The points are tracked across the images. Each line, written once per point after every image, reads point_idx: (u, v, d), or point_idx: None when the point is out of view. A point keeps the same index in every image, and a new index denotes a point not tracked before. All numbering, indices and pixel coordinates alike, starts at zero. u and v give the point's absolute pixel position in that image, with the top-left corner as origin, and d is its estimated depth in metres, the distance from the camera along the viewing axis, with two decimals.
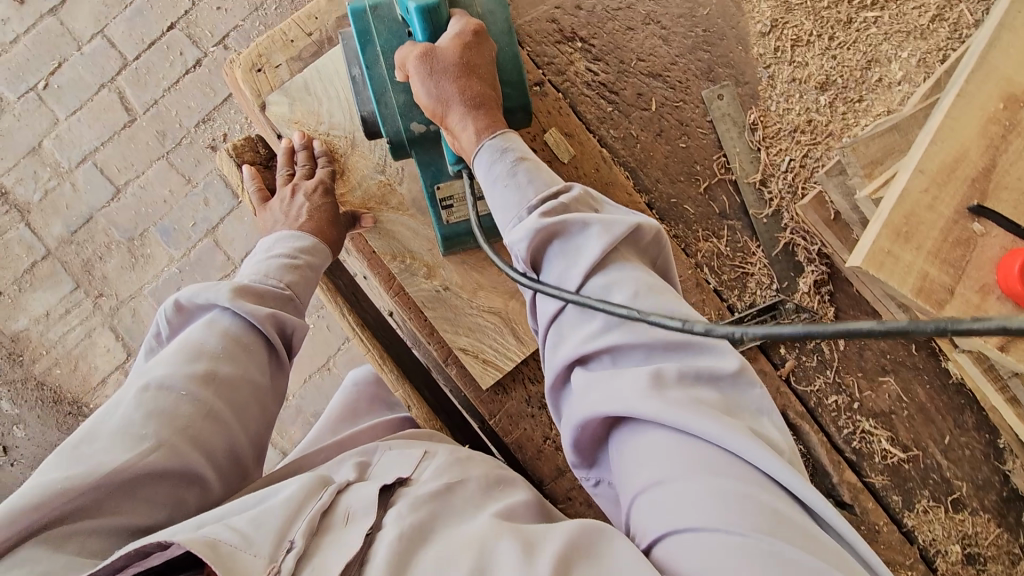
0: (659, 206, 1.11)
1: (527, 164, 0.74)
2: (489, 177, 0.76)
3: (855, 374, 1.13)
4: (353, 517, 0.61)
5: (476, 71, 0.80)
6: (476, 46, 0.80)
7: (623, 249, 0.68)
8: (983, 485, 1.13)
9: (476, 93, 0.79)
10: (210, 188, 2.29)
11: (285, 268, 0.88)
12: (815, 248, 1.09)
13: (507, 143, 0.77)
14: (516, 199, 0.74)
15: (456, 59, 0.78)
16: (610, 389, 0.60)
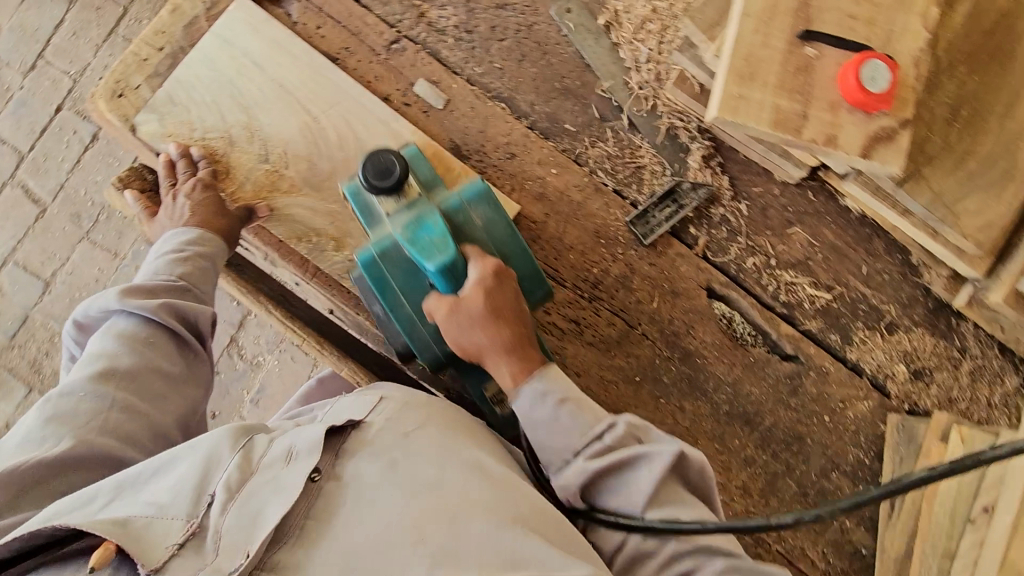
0: (541, 125, 1.16)
1: (571, 410, 0.89)
2: (535, 413, 0.90)
3: (765, 233, 1.18)
4: (294, 457, 0.80)
5: (502, 313, 0.94)
6: (497, 287, 0.94)
7: (668, 481, 0.86)
8: (908, 302, 1.20)
9: (509, 339, 0.94)
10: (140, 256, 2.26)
11: (175, 262, 0.97)
12: (694, 124, 1.15)
13: (551, 387, 0.91)
14: (567, 437, 0.89)
15: (484, 310, 0.92)
16: (627, 497, 0.86)
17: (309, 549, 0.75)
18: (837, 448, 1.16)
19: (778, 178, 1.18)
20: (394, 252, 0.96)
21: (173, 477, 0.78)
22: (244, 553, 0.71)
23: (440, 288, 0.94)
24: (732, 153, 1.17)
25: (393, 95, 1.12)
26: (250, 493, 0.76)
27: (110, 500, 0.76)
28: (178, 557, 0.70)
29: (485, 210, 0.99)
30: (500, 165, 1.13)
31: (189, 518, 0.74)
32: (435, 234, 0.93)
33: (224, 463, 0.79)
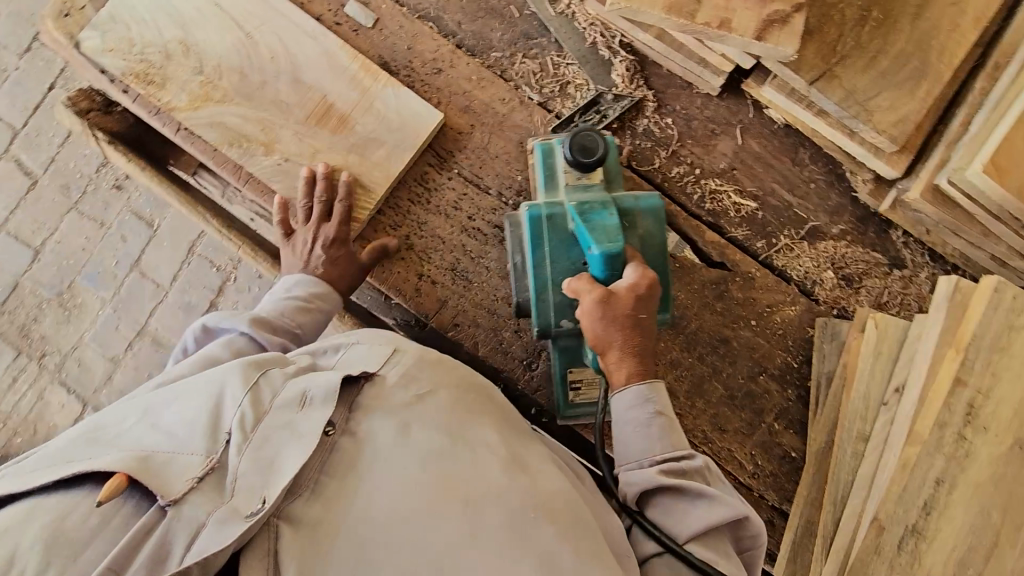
0: (468, 43, 1.21)
1: (665, 425, 0.86)
2: (627, 417, 0.88)
3: (689, 143, 1.20)
4: (309, 403, 0.75)
5: (641, 323, 0.90)
6: (648, 296, 0.90)
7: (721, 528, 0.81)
8: (836, 210, 1.21)
9: (633, 349, 0.90)
10: (125, 225, 2.34)
11: (298, 310, 1.01)
12: (615, 39, 1.19)
13: (654, 400, 0.88)
14: (642, 430, 0.87)
15: (628, 313, 0.89)
16: (679, 514, 0.81)
17: (328, 507, 0.70)
18: (766, 353, 1.16)
19: (702, 91, 1.20)
20: (560, 221, 0.98)
21: (182, 411, 0.73)
22: (261, 497, 0.66)
23: (596, 273, 0.93)
24: (655, 67, 1.21)
25: (325, 15, 1.18)
26: (264, 438, 0.71)
27: (116, 429, 0.71)
28: (195, 492, 0.66)
29: (653, 229, 0.99)
30: (427, 80, 1.18)
31: (208, 453, 0.69)
32: (607, 223, 0.93)
33: (237, 397, 0.74)
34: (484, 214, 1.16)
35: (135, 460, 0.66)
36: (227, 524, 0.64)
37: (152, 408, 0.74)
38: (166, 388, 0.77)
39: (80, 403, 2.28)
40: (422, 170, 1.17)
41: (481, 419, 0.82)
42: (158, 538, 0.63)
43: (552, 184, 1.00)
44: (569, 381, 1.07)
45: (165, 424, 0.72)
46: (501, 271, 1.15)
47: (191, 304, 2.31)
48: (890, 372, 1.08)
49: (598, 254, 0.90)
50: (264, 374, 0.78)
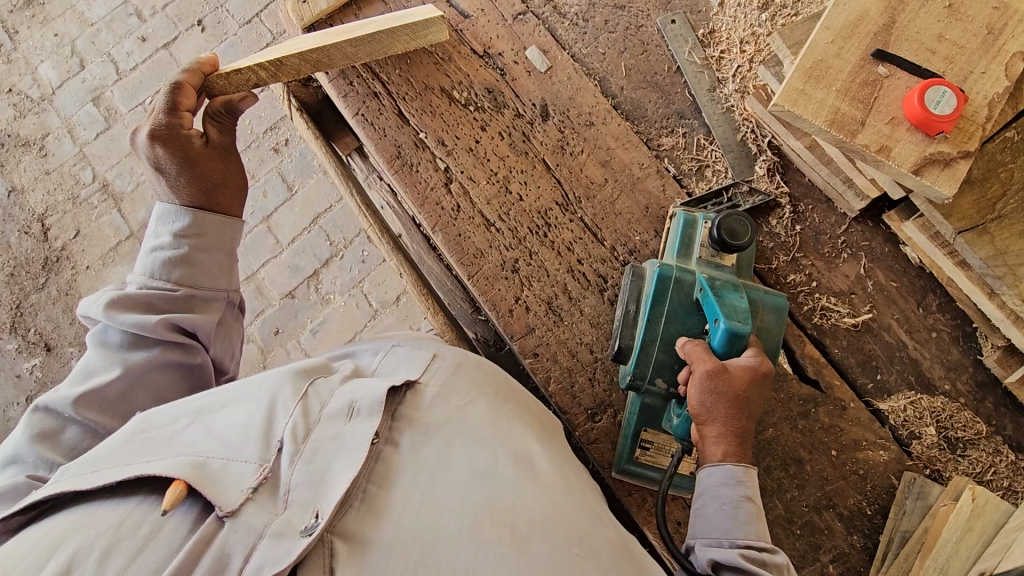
0: (624, 108, 1.29)
1: (752, 509, 0.86)
2: (715, 490, 0.88)
3: (813, 254, 1.19)
4: (356, 413, 0.81)
5: (750, 405, 0.91)
6: (760, 382, 0.92)
7: None
8: (954, 366, 1.14)
9: (736, 431, 0.91)
10: (269, 183, 2.64)
11: (171, 262, 1.01)
12: (765, 139, 1.22)
13: (746, 481, 0.88)
14: (726, 508, 0.87)
15: (740, 392, 0.90)
16: None
17: (376, 522, 0.73)
18: (838, 488, 1.10)
19: (840, 209, 1.19)
20: (687, 285, 1.04)
21: (234, 419, 0.81)
22: (315, 512, 0.71)
23: (713, 345, 0.96)
24: (797, 175, 1.22)
25: (506, 52, 1.29)
26: (315, 448, 0.77)
27: (169, 433, 0.78)
28: (251, 503, 0.71)
29: (773, 327, 1.03)
30: (578, 129, 1.26)
31: (261, 462, 0.75)
32: (736, 302, 0.98)
33: (288, 407, 0.82)
34: (593, 262, 1.21)
35: (193, 468, 0.72)
36: (285, 537, 0.68)
37: (204, 415, 0.82)
38: (220, 390, 0.85)
39: None
40: (548, 206, 1.24)
41: (516, 445, 0.86)
42: (216, 548, 0.67)
43: (686, 252, 1.11)
44: (641, 439, 1.09)
45: (218, 432, 0.78)
46: (592, 318, 1.19)
47: (298, 267, 2.57)
48: (975, 553, 1.02)
49: (725, 328, 0.93)
50: (312, 385, 0.86)
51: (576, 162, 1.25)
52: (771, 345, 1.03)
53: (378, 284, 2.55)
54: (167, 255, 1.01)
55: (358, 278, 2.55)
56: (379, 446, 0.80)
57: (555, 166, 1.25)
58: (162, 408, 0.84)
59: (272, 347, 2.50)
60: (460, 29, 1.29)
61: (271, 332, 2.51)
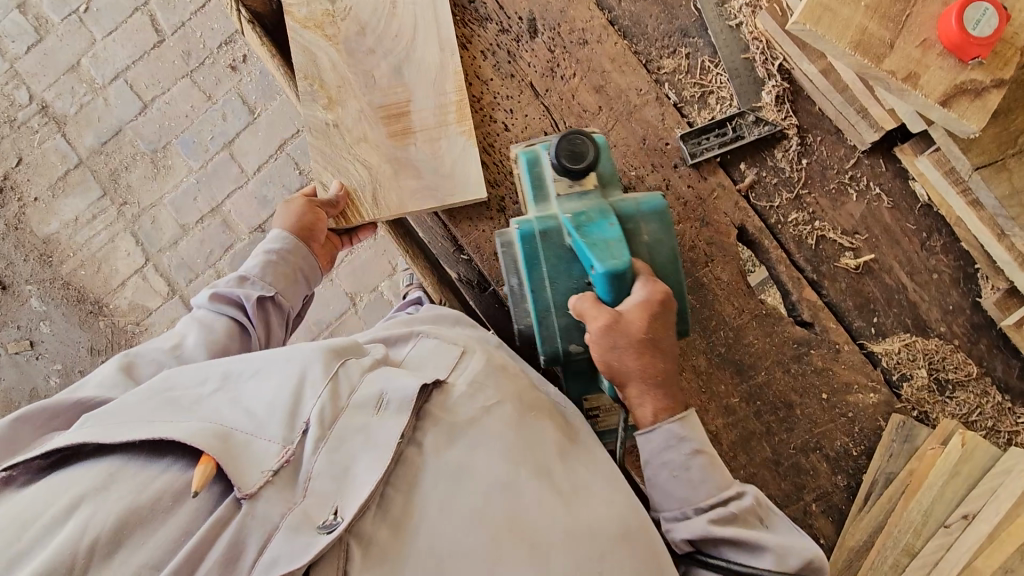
0: (622, 23, 1.15)
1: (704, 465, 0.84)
2: (661, 460, 0.86)
3: (818, 191, 1.12)
4: (384, 407, 0.78)
5: (657, 343, 0.86)
6: (662, 313, 0.85)
7: None
8: (951, 309, 1.11)
9: (656, 369, 0.86)
10: (228, 105, 2.45)
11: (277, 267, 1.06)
12: (776, 62, 1.11)
13: (688, 431, 0.86)
14: (686, 483, 0.85)
15: (640, 333, 0.84)
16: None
17: (396, 532, 0.71)
18: (826, 431, 1.09)
19: (849, 142, 1.11)
20: (554, 236, 0.92)
21: (262, 391, 0.78)
22: (335, 509, 0.68)
23: (600, 292, 0.88)
24: (808, 103, 1.12)
25: None
26: (341, 438, 0.74)
27: (196, 399, 0.76)
28: (270, 488, 0.68)
29: (660, 235, 0.94)
30: (569, 49, 1.13)
31: (285, 443, 0.73)
32: (607, 236, 0.88)
33: (318, 388, 0.78)
34: None
35: (219, 438, 0.69)
36: (302, 531, 0.66)
37: (229, 384, 0.79)
38: (249, 360, 0.82)
39: (145, 257, 2.42)
40: (536, 137, 1.12)
41: (543, 451, 0.82)
42: (231, 534, 0.64)
43: (540, 196, 0.96)
44: (588, 409, 1.07)
45: (245, 404, 0.76)
46: None
47: (267, 197, 2.42)
48: (960, 496, 1.05)
49: (601, 272, 0.84)
50: (343, 365, 0.82)
51: (567, 88, 1.13)
52: (673, 268, 0.95)
53: None
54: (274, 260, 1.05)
55: None
56: (401, 446, 0.77)
57: (544, 92, 1.13)
58: (188, 370, 0.82)
59: None
60: None
61: (242, 267, 2.40)
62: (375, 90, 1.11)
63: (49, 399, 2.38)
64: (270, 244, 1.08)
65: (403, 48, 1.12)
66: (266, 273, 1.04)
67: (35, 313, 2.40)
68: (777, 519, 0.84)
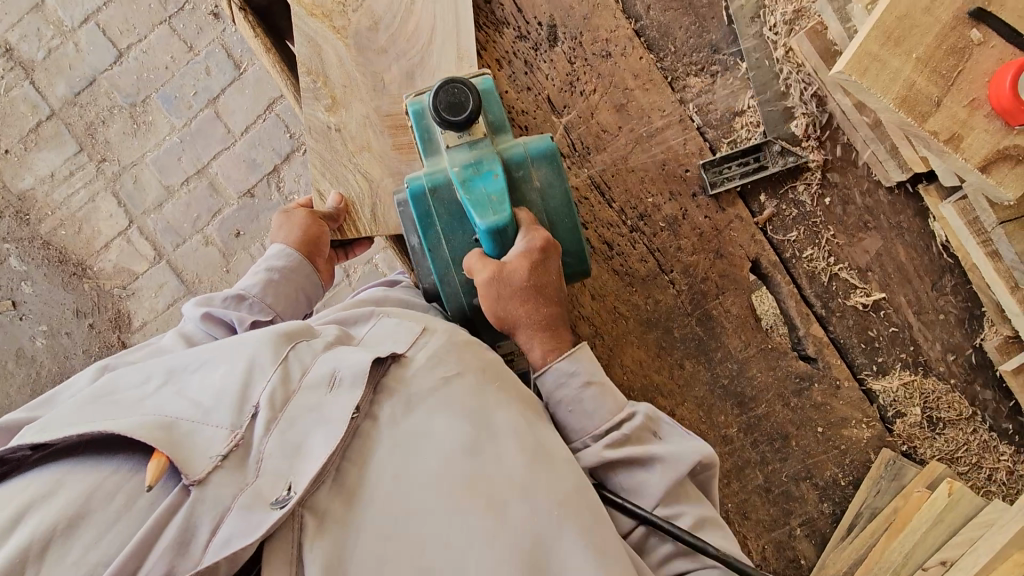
0: (649, 34, 1.07)
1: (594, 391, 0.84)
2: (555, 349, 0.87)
3: (836, 226, 1.09)
4: (338, 384, 0.77)
5: (542, 287, 0.86)
6: (542, 263, 0.85)
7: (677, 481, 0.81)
8: (953, 349, 1.11)
9: (541, 317, 0.86)
10: (212, 58, 2.28)
11: (276, 282, 0.98)
12: (809, 88, 1.05)
13: (574, 364, 0.86)
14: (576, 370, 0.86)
15: (524, 281, 0.84)
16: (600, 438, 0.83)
17: (350, 506, 0.70)
18: (818, 461, 1.12)
19: (873, 176, 1.07)
20: (445, 192, 0.87)
21: (209, 380, 0.76)
22: (287, 485, 0.68)
23: (486, 248, 0.87)
24: (836, 134, 1.07)
25: None
26: (292, 419, 0.74)
27: (141, 395, 0.74)
28: (219, 471, 0.67)
29: (551, 176, 0.90)
30: (591, 62, 1.06)
31: (233, 428, 0.71)
32: (491, 189, 0.86)
33: (266, 373, 0.76)
34: (599, 226, 1.08)
35: (163, 429, 0.68)
36: (255, 508, 0.66)
37: (176, 375, 0.77)
38: (195, 351, 0.80)
39: (129, 219, 2.33)
40: None
41: (503, 417, 0.78)
42: (181, 518, 0.64)
43: (430, 149, 0.90)
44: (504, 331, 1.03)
45: (191, 394, 0.74)
46: (594, 290, 1.10)
47: (255, 161, 2.30)
48: (939, 541, 1.03)
49: (483, 228, 0.82)
50: (294, 349, 0.80)
51: (586, 105, 1.06)
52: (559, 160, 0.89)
53: None
54: (275, 277, 0.98)
55: None
56: (357, 420, 0.76)
57: (563, 108, 1.06)
58: (135, 366, 0.80)
59: (234, 250, 2.32)
60: None
61: (231, 234, 2.32)
62: (384, 98, 1.04)
63: (37, 360, 2.34)
64: (271, 260, 1.01)
65: (418, 51, 1.04)
66: (266, 292, 0.96)
67: (15, 274, 2.33)
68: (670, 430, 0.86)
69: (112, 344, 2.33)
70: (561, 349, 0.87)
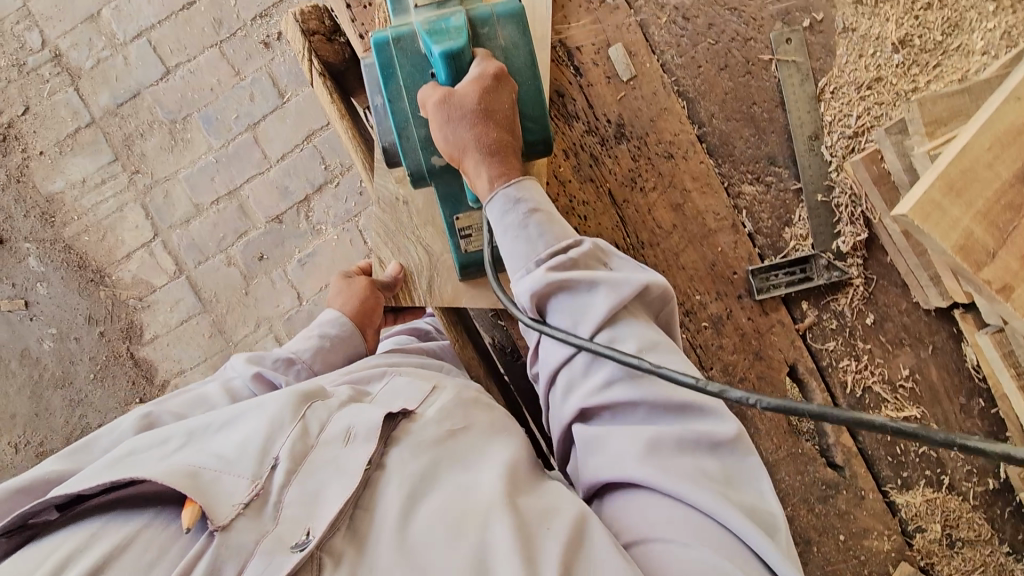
0: (710, 141, 1.11)
1: (539, 219, 0.82)
2: (502, 225, 0.84)
3: (873, 340, 1.13)
4: (353, 439, 0.76)
5: (494, 117, 0.84)
6: (495, 89, 0.84)
7: (631, 307, 0.79)
8: (976, 470, 1.13)
9: (492, 138, 0.84)
10: (257, 85, 2.33)
11: (326, 350, 1.00)
12: (858, 209, 1.09)
13: (522, 193, 0.83)
14: (525, 250, 0.82)
15: (474, 104, 0.82)
16: (611, 455, 0.72)
17: (361, 551, 0.65)
18: (837, 569, 1.13)
19: (913, 297, 1.11)
20: (409, 44, 0.87)
21: (231, 437, 0.77)
22: (306, 529, 0.65)
23: (441, 79, 0.86)
24: (880, 253, 1.11)
25: (584, 48, 1.09)
26: (311, 469, 0.72)
27: (164, 454, 0.75)
28: (244, 517, 0.65)
29: (516, 38, 0.89)
30: (653, 161, 1.10)
31: (254, 478, 0.70)
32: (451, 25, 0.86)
33: (285, 428, 0.77)
34: None
35: (187, 480, 0.67)
36: (275, 553, 0.63)
37: (197, 436, 0.78)
38: (217, 413, 0.82)
39: (154, 232, 2.34)
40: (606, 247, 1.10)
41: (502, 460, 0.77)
42: (206, 564, 0.62)
43: (399, 9, 0.91)
44: (460, 231, 1.01)
45: (214, 450, 0.74)
46: None
47: (288, 189, 2.33)
48: None
49: (438, 51, 0.83)
50: (310, 408, 0.81)
51: (645, 201, 1.10)
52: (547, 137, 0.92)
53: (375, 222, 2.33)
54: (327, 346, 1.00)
55: (354, 211, 2.30)
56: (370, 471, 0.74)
57: (622, 202, 1.10)
58: (159, 429, 0.81)
59: (256, 274, 2.33)
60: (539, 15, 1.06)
61: (254, 257, 2.33)
62: None
63: (43, 363, 2.32)
64: (324, 324, 1.03)
65: None
66: (317, 360, 0.98)
67: (32, 274, 2.32)
68: (623, 264, 0.82)
69: (121, 355, 2.32)
70: (509, 176, 0.85)
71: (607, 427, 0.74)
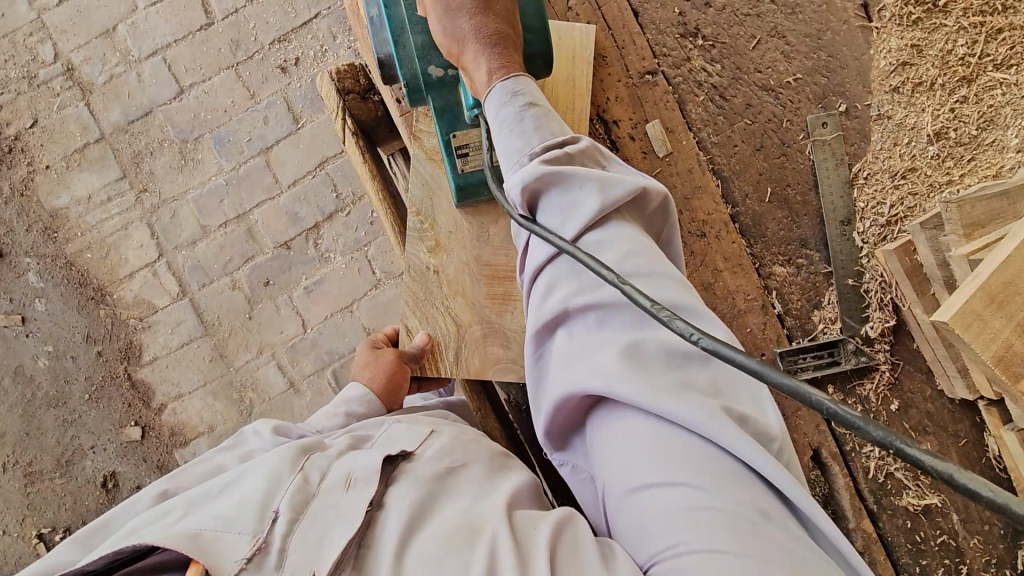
0: (743, 221, 1.12)
1: (536, 111, 0.76)
2: (497, 118, 0.78)
3: (897, 426, 1.12)
4: (353, 484, 0.71)
5: (495, 10, 0.81)
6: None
7: (621, 209, 0.72)
8: (995, 561, 1.13)
9: (492, 30, 0.80)
10: (272, 109, 2.30)
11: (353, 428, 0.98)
12: (889, 297, 1.08)
13: (518, 86, 0.78)
14: (519, 143, 0.76)
15: None
16: (589, 363, 0.63)
17: None
18: None
19: (938, 385, 1.11)
20: None
21: (232, 498, 0.71)
22: (309, 573, 0.60)
23: None
24: (907, 339, 1.11)
25: (622, 123, 1.09)
26: (313, 517, 0.67)
27: (167, 525, 0.70)
28: (246, 574, 0.61)
29: None
30: (686, 238, 1.09)
31: (254, 532, 0.65)
32: None
33: (285, 479, 0.72)
34: None
35: (184, 539, 0.63)
36: None
37: (199, 503, 0.73)
38: (221, 477, 0.77)
39: (159, 252, 2.30)
40: None
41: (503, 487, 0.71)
42: None
43: None
44: (455, 148, 1.00)
45: (215, 512, 0.69)
46: None
47: (297, 215, 2.30)
48: None
49: None
50: (309, 460, 0.76)
51: None
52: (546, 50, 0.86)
53: (384, 252, 2.31)
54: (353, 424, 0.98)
55: (364, 241, 2.27)
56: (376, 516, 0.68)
57: None
58: (164, 504, 0.76)
59: (260, 298, 2.29)
60: (576, 87, 1.04)
61: (260, 282, 2.29)
62: (485, 246, 1.06)
63: (36, 380, 2.27)
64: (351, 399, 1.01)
65: None
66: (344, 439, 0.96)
67: (31, 289, 2.27)
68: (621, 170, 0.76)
69: (118, 375, 2.27)
70: (507, 70, 0.79)
71: (587, 335, 0.66)
